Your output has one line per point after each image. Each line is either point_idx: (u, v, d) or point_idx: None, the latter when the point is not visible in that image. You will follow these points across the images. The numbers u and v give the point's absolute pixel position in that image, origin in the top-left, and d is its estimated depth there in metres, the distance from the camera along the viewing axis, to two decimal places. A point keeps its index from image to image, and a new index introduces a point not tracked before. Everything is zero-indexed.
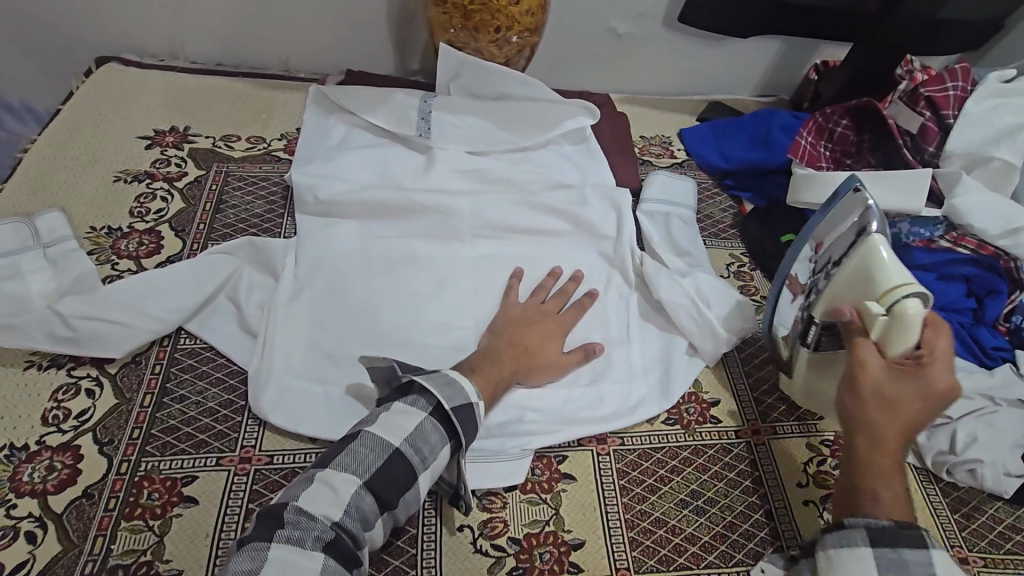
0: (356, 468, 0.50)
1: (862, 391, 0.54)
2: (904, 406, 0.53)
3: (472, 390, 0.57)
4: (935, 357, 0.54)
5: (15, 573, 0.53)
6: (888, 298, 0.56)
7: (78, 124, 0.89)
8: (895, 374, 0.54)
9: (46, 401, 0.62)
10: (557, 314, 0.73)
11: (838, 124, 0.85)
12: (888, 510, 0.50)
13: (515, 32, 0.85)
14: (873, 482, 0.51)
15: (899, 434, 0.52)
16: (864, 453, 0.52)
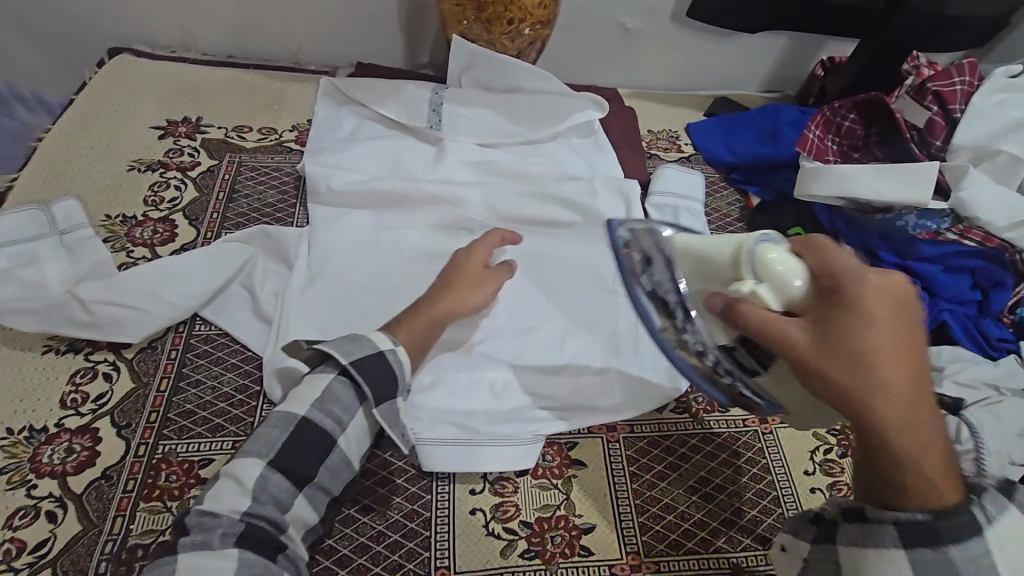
0: (259, 450, 0.51)
1: (836, 369, 0.43)
2: (886, 366, 0.42)
3: (380, 338, 0.56)
4: (868, 290, 0.45)
5: (37, 551, 0.53)
6: (745, 266, 0.49)
7: (91, 114, 0.90)
8: (857, 326, 0.44)
9: (64, 385, 0.63)
10: (481, 268, 0.70)
11: (845, 118, 0.85)
12: (926, 487, 0.41)
13: (528, 24, 0.86)
14: (901, 469, 0.42)
15: (910, 399, 0.42)
16: (876, 441, 0.42)
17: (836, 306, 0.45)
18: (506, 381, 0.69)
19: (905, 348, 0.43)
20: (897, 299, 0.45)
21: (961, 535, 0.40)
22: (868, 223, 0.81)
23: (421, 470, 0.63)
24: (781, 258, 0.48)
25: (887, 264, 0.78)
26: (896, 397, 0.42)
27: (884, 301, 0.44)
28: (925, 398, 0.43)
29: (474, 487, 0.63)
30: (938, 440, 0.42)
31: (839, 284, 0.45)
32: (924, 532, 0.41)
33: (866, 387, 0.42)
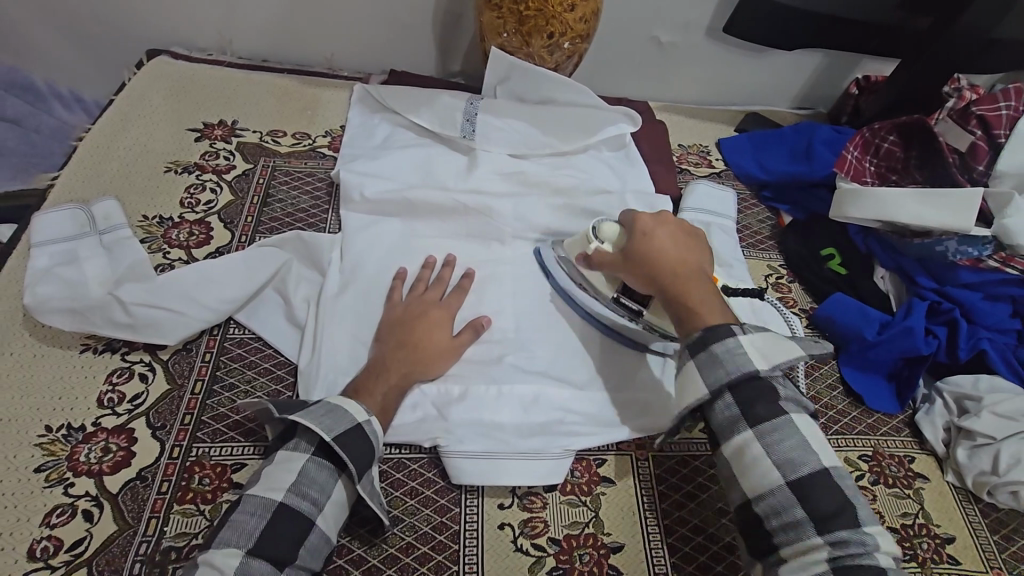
0: (236, 540, 0.49)
1: (642, 262, 0.65)
2: (678, 255, 0.64)
3: (357, 410, 0.57)
4: (641, 221, 0.68)
5: (74, 550, 0.54)
6: (590, 235, 0.70)
7: (130, 114, 0.91)
8: (658, 237, 0.66)
9: (101, 384, 0.64)
10: (448, 338, 0.68)
11: (884, 140, 0.86)
12: (709, 315, 0.60)
13: (568, 38, 0.86)
14: (684, 309, 0.61)
15: (688, 271, 0.63)
16: (669, 300, 0.62)
17: (638, 231, 0.67)
18: (535, 395, 0.68)
19: (692, 247, 0.66)
20: (691, 231, 0.69)
21: (718, 336, 0.56)
22: (905, 247, 0.81)
23: (450, 482, 0.63)
24: (611, 226, 0.70)
25: (924, 289, 0.79)
26: (676, 270, 0.63)
27: (652, 223, 0.67)
28: (700, 271, 0.64)
29: (502, 502, 0.62)
30: (709, 292, 0.62)
31: (637, 220, 0.68)
32: (701, 341, 0.57)
33: (661, 267, 0.63)
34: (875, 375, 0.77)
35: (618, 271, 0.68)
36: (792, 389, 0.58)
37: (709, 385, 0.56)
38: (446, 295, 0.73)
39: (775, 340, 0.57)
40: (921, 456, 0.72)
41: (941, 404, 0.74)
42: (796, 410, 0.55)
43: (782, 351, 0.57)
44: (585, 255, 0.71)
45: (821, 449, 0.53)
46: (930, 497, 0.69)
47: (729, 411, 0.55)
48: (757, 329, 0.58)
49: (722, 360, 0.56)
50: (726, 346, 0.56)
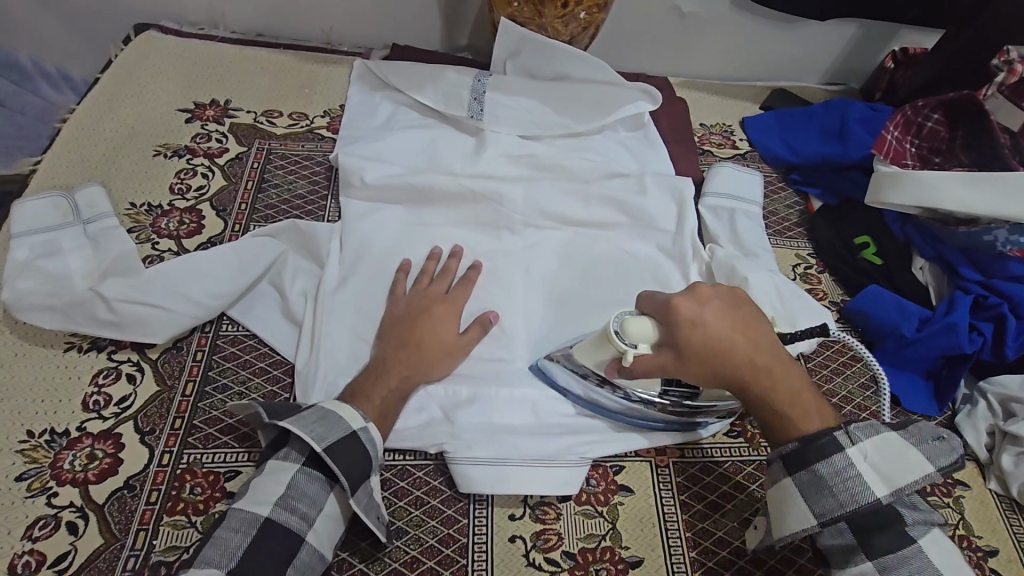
0: (218, 560, 0.45)
1: (708, 365, 0.52)
2: (738, 343, 0.52)
3: (352, 416, 0.53)
4: (681, 307, 0.54)
5: (57, 565, 0.51)
6: (615, 338, 0.55)
7: (117, 93, 0.86)
8: (711, 326, 0.52)
9: (86, 385, 0.60)
10: (455, 336, 0.63)
11: (928, 118, 0.79)
12: (808, 422, 0.51)
13: (584, 7, 0.79)
14: (773, 413, 0.52)
15: (764, 364, 0.52)
16: (746, 396, 0.53)
17: (682, 321, 0.53)
18: (548, 398, 0.63)
19: (749, 326, 0.54)
20: (737, 298, 0.56)
21: (821, 455, 0.49)
22: (948, 236, 0.75)
23: (457, 491, 0.59)
24: (638, 322, 0.55)
25: (968, 282, 0.73)
26: (747, 367, 0.52)
27: (696, 307, 0.54)
28: (776, 349, 0.54)
29: (513, 512, 0.58)
30: (796, 379, 0.53)
31: (673, 305, 0.54)
32: (800, 457, 0.50)
33: (732, 369, 0.52)
34: (910, 373, 0.72)
35: (666, 371, 0.54)
36: (918, 505, 0.50)
37: (818, 513, 0.49)
38: (453, 288, 0.68)
39: (891, 448, 0.49)
40: (962, 461, 0.67)
41: (983, 406, 0.68)
42: (925, 533, 0.48)
43: (907, 468, 0.48)
44: (619, 366, 0.56)
45: (956, 574, 0.47)
46: (971, 507, 0.64)
47: (844, 537, 0.49)
48: (869, 434, 0.49)
49: (830, 488, 0.48)
50: (832, 466, 0.49)
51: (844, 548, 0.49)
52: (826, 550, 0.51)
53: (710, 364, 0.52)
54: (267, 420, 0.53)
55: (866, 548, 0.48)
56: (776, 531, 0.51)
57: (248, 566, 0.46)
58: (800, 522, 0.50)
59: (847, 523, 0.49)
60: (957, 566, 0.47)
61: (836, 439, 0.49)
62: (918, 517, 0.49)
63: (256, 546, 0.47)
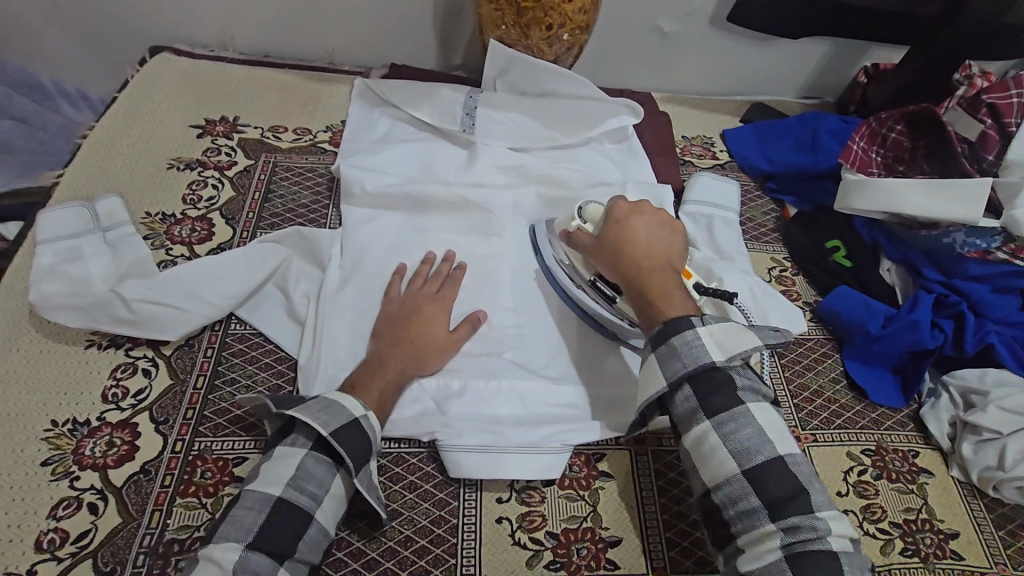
0: (236, 534, 0.50)
1: (617, 248, 0.67)
2: (645, 245, 0.66)
3: (355, 406, 0.58)
4: (623, 207, 0.70)
5: (80, 542, 0.55)
6: (576, 216, 0.73)
7: (136, 111, 0.92)
8: (635, 224, 0.68)
9: (105, 379, 0.65)
10: (447, 333, 0.68)
11: (892, 129, 0.84)
12: (672, 310, 0.61)
13: (568, 29, 0.84)
14: (647, 301, 0.63)
15: (654, 261, 0.65)
16: (630, 284, 0.65)
17: (616, 217, 0.70)
18: (532, 391, 0.68)
19: (665, 238, 0.69)
20: (670, 223, 0.71)
21: (676, 329, 0.58)
22: (913, 239, 0.79)
23: (448, 476, 0.63)
24: (596, 209, 0.73)
25: (931, 282, 0.77)
26: (640, 260, 0.65)
27: (634, 212, 0.70)
28: (671, 264, 0.66)
29: (501, 496, 0.62)
30: (675, 285, 0.64)
31: (619, 206, 0.71)
32: (660, 334, 0.59)
33: (631, 255, 0.66)
34: (879, 368, 0.76)
35: (589, 253, 0.70)
36: (750, 377, 0.58)
37: (667, 375, 0.57)
38: (446, 287, 0.73)
39: (733, 331, 0.58)
40: (927, 451, 0.71)
41: (947, 398, 0.73)
42: (754, 398, 0.56)
43: (742, 344, 0.57)
44: (567, 234, 0.73)
45: (776, 432, 0.54)
46: (934, 493, 0.68)
47: (689, 403, 0.57)
48: (717, 321, 0.59)
49: (681, 353, 0.57)
50: (683, 338, 0.58)
51: (688, 411, 0.56)
52: (677, 417, 0.58)
53: (619, 251, 0.67)
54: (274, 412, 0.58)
55: (704, 407, 0.56)
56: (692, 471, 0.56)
57: (262, 540, 0.50)
58: (655, 387, 0.58)
59: (690, 386, 0.57)
60: (775, 426, 0.55)
61: (690, 320, 0.59)
62: (744, 382, 0.57)
63: (267, 522, 0.51)
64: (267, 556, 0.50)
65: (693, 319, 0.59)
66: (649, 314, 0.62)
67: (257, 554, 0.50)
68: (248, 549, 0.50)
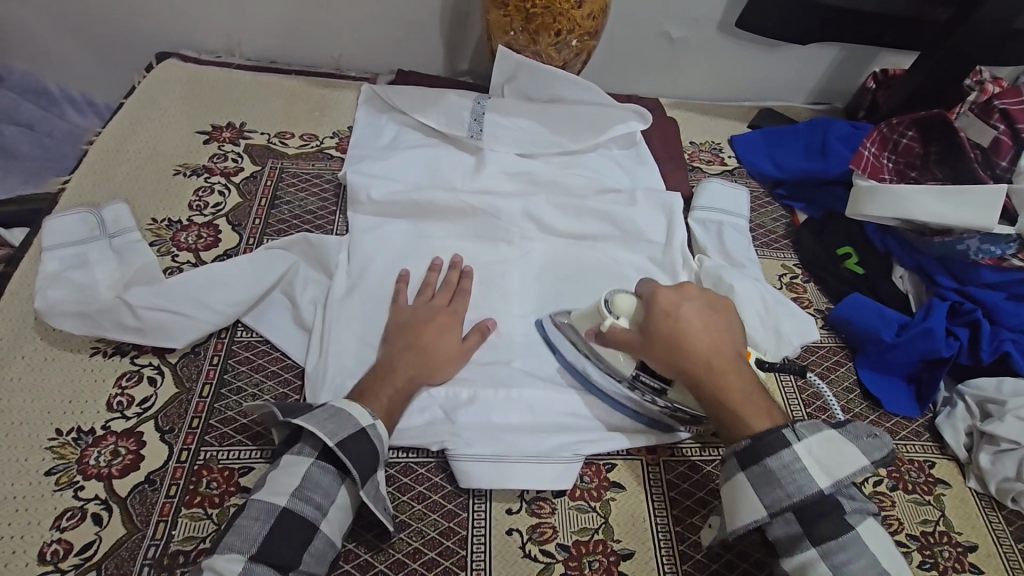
0: (241, 545, 0.50)
1: (673, 350, 0.60)
2: (705, 343, 0.60)
3: (362, 415, 0.56)
4: (663, 295, 0.63)
5: (83, 553, 0.54)
6: (605, 310, 0.65)
7: (142, 116, 0.92)
8: (684, 317, 0.62)
9: (110, 387, 0.64)
10: (458, 343, 0.67)
11: (903, 135, 0.84)
12: (760, 419, 0.57)
13: (576, 35, 0.83)
14: (725, 412, 0.58)
15: (720, 361, 0.60)
16: (701, 394, 0.60)
17: (659, 308, 0.63)
18: (542, 400, 0.67)
19: (718, 327, 0.62)
20: (715, 303, 0.65)
21: (771, 449, 0.55)
22: (925, 246, 0.78)
23: (457, 486, 0.62)
24: (626, 300, 0.65)
25: (944, 290, 0.76)
26: (706, 364, 0.59)
27: (675, 301, 0.63)
28: (734, 354, 0.61)
29: (510, 506, 0.61)
30: (747, 384, 0.60)
31: (658, 295, 0.64)
32: (752, 454, 0.55)
33: (693, 360, 0.60)
34: (893, 378, 0.75)
35: (634, 353, 0.63)
36: (857, 496, 0.55)
37: (765, 504, 0.54)
38: (455, 299, 0.72)
39: (830, 442, 0.55)
40: (943, 461, 0.70)
41: (962, 407, 0.71)
42: (864, 521, 0.53)
43: (845, 463, 0.54)
44: (597, 332, 0.65)
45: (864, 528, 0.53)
46: (951, 504, 0.67)
47: (790, 528, 0.54)
48: (812, 431, 0.55)
49: (778, 478, 0.54)
50: (780, 460, 0.54)
51: (792, 536, 0.54)
52: (776, 540, 0.55)
53: (677, 354, 0.60)
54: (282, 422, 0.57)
55: (811, 536, 0.53)
56: (730, 523, 0.56)
57: (268, 551, 0.50)
58: (749, 516, 0.54)
59: (792, 514, 0.54)
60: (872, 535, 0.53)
61: (784, 436, 0.55)
62: (853, 504, 0.55)
63: (272, 533, 0.50)
64: (273, 568, 0.49)
65: (785, 430, 0.55)
66: (733, 427, 0.58)
67: (262, 568, 0.49)
68: (253, 560, 0.49)
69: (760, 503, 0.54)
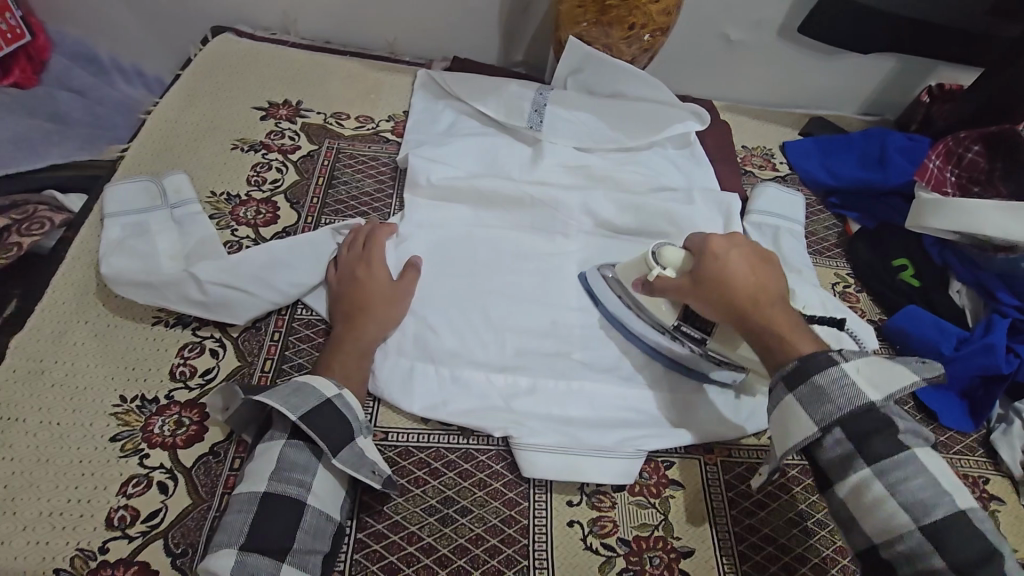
0: (228, 539, 0.50)
1: (714, 286, 0.61)
2: (750, 282, 0.60)
3: (324, 386, 0.57)
4: (712, 242, 0.64)
5: (150, 521, 0.54)
6: (650, 261, 0.66)
7: (198, 89, 0.91)
8: (729, 259, 0.62)
9: (172, 357, 0.64)
10: (390, 284, 0.68)
11: (969, 150, 0.84)
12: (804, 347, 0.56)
13: (648, 30, 0.83)
14: (768, 340, 0.57)
15: (764, 296, 0.60)
16: (744, 325, 0.59)
17: (707, 253, 0.64)
18: (601, 395, 0.67)
19: (766, 271, 0.62)
20: (765, 254, 0.65)
21: (818, 367, 0.52)
22: (988, 262, 0.78)
23: (518, 476, 0.62)
24: (673, 251, 0.66)
25: (1005, 307, 0.76)
26: (749, 299, 0.59)
27: (724, 246, 0.64)
28: (780, 295, 0.61)
29: (571, 499, 0.61)
30: (792, 319, 0.59)
31: (708, 242, 0.64)
32: (799, 373, 0.53)
33: (734, 292, 0.60)
34: (948, 392, 0.75)
35: (682, 297, 0.64)
36: (908, 418, 0.53)
37: (815, 420, 0.52)
38: (368, 244, 0.71)
39: (880, 365, 0.53)
40: (996, 477, 0.70)
41: (1019, 425, 0.71)
42: (918, 443, 0.51)
43: (896, 379, 0.52)
44: (643, 282, 0.68)
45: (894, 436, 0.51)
46: (1006, 521, 0.67)
47: (842, 447, 0.52)
48: (859, 355, 0.53)
49: (827, 395, 0.52)
50: (829, 377, 0.52)
51: (842, 457, 0.52)
52: (826, 466, 0.53)
53: (720, 289, 0.61)
54: (243, 402, 0.57)
55: (864, 454, 0.50)
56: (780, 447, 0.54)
57: (255, 539, 0.50)
58: (799, 433, 0.52)
59: (842, 431, 0.51)
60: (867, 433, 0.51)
61: (832, 356, 0.53)
62: (905, 424, 0.52)
63: (266, 518, 0.51)
64: (263, 554, 0.50)
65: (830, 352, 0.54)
66: (777, 353, 0.56)
67: (254, 554, 0.49)
68: (242, 551, 0.49)
69: (809, 422, 0.52)
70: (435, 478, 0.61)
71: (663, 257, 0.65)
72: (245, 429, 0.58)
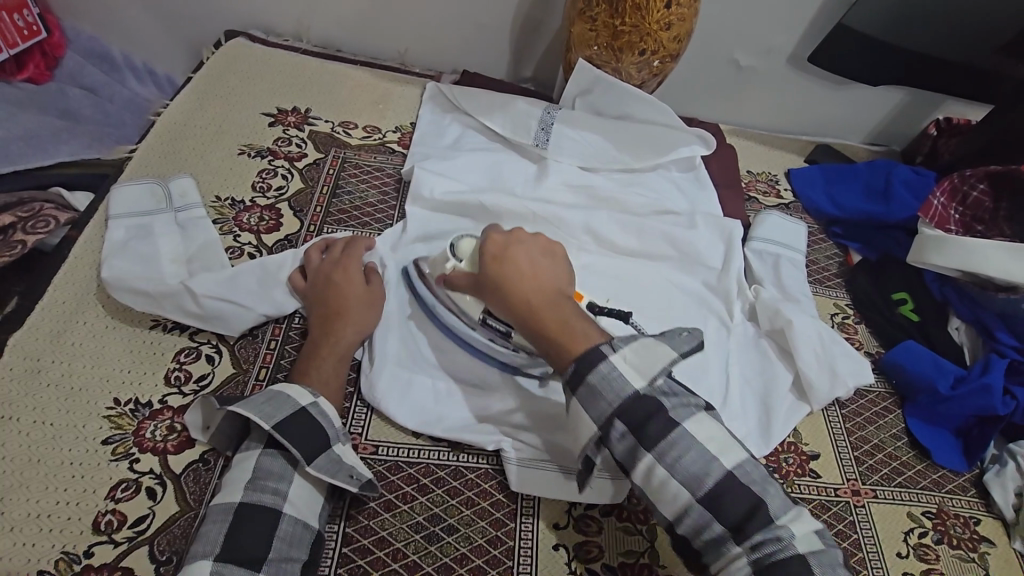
0: (204, 548, 0.50)
1: (495, 290, 0.61)
2: (524, 280, 0.60)
3: (300, 394, 0.58)
4: (492, 241, 0.64)
5: (137, 526, 0.54)
6: (448, 253, 0.68)
7: (208, 92, 0.92)
8: (509, 257, 0.62)
9: (169, 361, 0.64)
10: (365, 287, 0.68)
11: (974, 188, 0.84)
12: (582, 344, 0.55)
13: (658, 57, 0.83)
14: (546, 343, 0.57)
15: (536, 297, 0.59)
16: (524, 330, 0.59)
17: (489, 252, 0.63)
18: None
19: (546, 266, 0.63)
20: (549, 248, 0.66)
21: (590, 365, 0.53)
22: (988, 301, 0.78)
23: (507, 495, 0.62)
24: (468, 244, 0.68)
25: (1003, 346, 0.76)
26: (523, 295, 0.59)
27: (505, 243, 0.64)
28: (555, 291, 0.60)
29: (558, 523, 0.61)
30: (569, 313, 0.58)
31: (488, 239, 0.65)
32: (576, 375, 0.54)
33: (512, 296, 0.59)
34: (941, 429, 0.75)
35: (472, 292, 0.64)
36: (685, 394, 0.54)
37: (635, 445, 0.51)
38: (345, 250, 0.70)
39: (648, 348, 0.54)
40: (987, 519, 0.70)
41: (1013, 467, 0.70)
42: (692, 415, 0.52)
43: (656, 359, 0.54)
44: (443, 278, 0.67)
45: (720, 445, 0.51)
46: (995, 564, 0.66)
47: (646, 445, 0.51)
48: (627, 342, 0.54)
49: (639, 420, 0.51)
50: (601, 372, 0.53)
51: (663, 466, 0.51)
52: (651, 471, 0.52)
53: (493, 291, 0.61)
54: (224, 413, 0.58)
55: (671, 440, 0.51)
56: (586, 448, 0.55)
57: (231, 549, 0.50)
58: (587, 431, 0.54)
59: (661, 446, 0.51)
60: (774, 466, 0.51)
61: (600, 350, 0.54)
62: (677, 402, 0.53)
63: (246, 528, 0.51)
64: (238, 564, 0.50)
65: (601, 346, 0.54)
66: (561, 357, 0.56)
67: (228, 563, 0.50)
68: (218, 561, 0.49)
69: (590, 423, 0.53)
70: (424, 495, 0.61)
71: (462, 252, 0.67)
72: (229, 445, 0.59)
